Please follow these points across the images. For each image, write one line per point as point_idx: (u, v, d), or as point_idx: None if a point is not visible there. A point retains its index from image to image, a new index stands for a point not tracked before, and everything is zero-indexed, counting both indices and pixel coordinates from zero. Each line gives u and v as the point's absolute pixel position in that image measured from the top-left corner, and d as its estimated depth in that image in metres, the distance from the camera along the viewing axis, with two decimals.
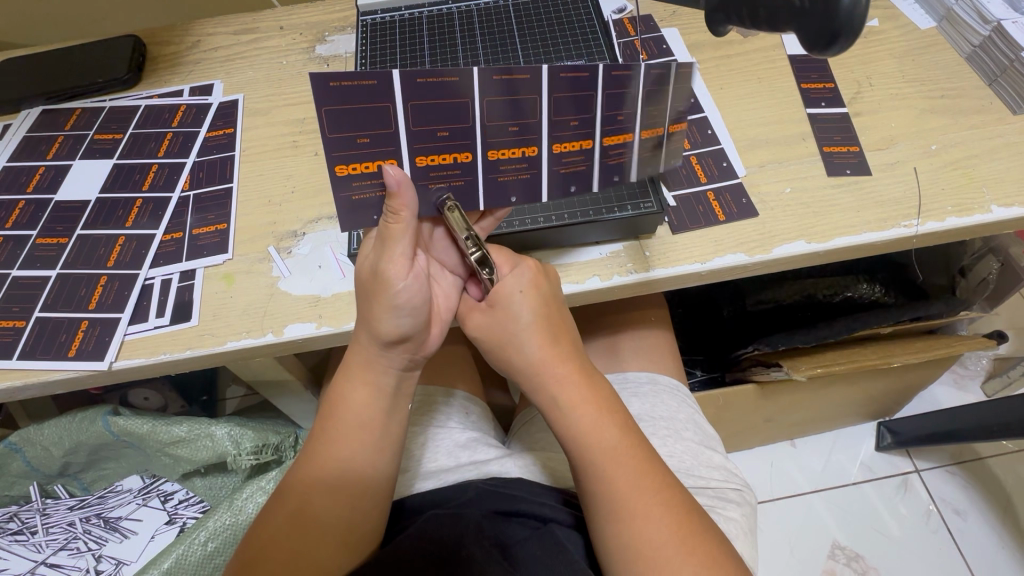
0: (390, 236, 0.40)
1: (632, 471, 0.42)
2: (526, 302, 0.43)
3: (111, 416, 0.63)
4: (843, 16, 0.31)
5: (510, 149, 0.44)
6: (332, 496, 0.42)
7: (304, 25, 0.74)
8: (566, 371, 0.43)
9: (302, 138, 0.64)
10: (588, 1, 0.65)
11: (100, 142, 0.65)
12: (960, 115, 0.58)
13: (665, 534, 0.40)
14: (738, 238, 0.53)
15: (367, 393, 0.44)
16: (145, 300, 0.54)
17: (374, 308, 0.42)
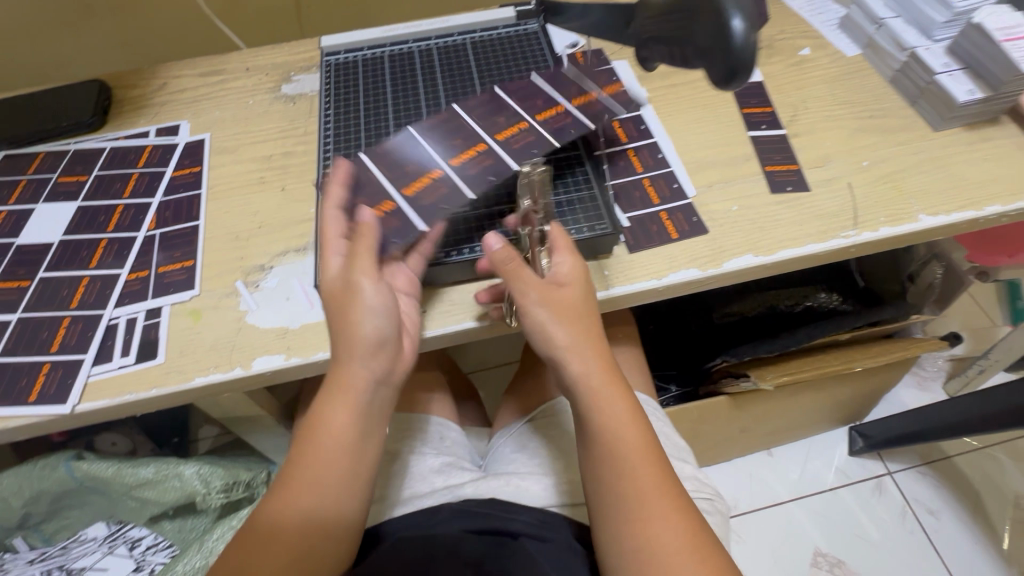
0: (356, 254, 0.46)
1: (644, 471, 0.44)
2: (570, 295, 0.47)
3: (75, 460, 0.61)
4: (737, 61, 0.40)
5: (466, 153, 0.54)
6: (305, 527, 0.42)
7: (269, 66, 0.77)
8: (595, 365, 0.45)
9: (270, 174, 0.65)
10: (540, 38, 0.68)
11: (63, 186, 0.65)
12: (887, 133, 0.63)
13: (673, 538, 0.41)
14: (693, 254, 0.56)
15: (343, 418, 0.44)
16: (109, 340, 0.54)
17: (348, 318, 0.45)
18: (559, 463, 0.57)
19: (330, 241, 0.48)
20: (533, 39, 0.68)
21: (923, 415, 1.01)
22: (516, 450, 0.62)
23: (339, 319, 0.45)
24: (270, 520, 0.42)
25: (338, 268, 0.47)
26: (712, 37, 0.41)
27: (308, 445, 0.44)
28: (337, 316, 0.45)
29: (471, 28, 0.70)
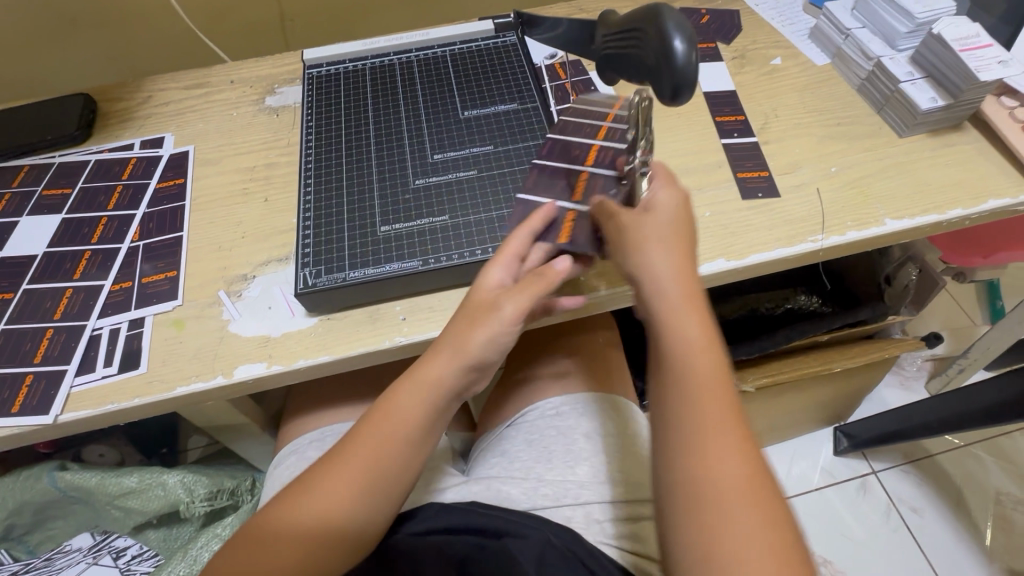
0: (523, 287, 0.45)
1: (716, 406, 0.39)
2: (667, 216, 0.46)
3: (58, 471, 0.61)
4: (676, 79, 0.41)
5: (590, 150, 0.57)
6: (346, 512, 0.44)
7: (254, 78, 0.78)
8: (679, 283, 0.43)
9: (253, 185, 0.66)
10: (519, 50, 0.70)
11: (48, 198, 0.66)
12: (854, 140, 0.65)
13: (738, 479, 0.37)
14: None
15: (409, 411, 0.46)
16: (92, 351, 0.54)
17: (471, 325, 0.45)
18: (538, 467, 0.58)
19: (506, 266, 0.47)
20: (512, 51, 0.70)
21: (904, 414, 1.03)
22: (498, 455, 0.63)
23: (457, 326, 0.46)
24: (306, 490, 0.44)
25: (501, 279, 0.47)
26: (656, 58, 0.42)
27: (370, 427, 0.46)
28: (459, 317, 0.47)
29: (451, 40, 0.71)
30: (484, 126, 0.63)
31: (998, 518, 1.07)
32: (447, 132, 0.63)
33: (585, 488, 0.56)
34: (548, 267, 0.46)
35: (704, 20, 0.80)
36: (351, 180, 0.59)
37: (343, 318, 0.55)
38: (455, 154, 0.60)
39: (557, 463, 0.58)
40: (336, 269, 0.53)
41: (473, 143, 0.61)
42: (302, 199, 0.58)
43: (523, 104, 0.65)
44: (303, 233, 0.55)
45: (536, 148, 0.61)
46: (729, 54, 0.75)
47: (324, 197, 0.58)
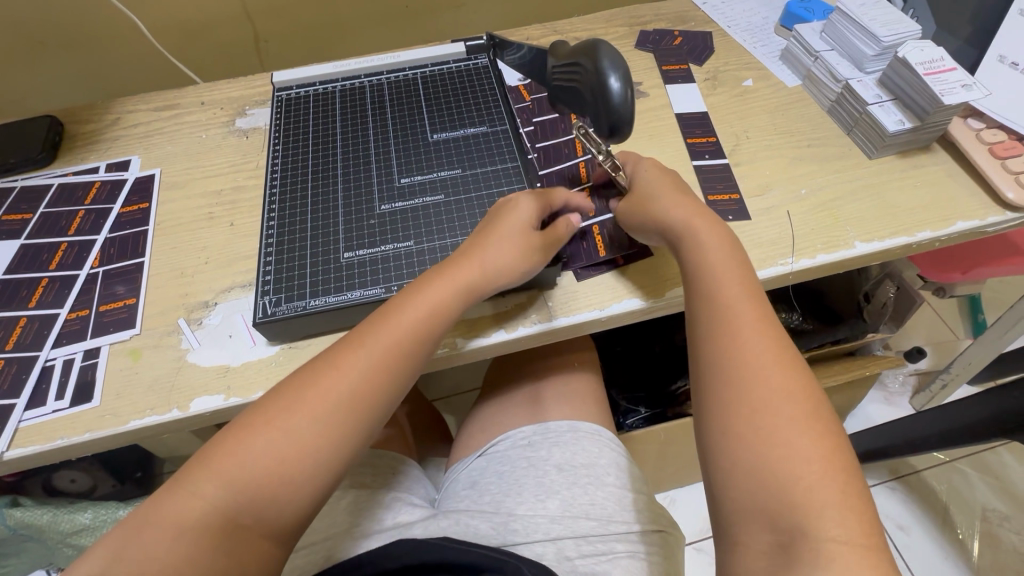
0: (546, 235, 0.52)
1: (739, 298, 0.46)
2: (663, 176, 0.55)
3: (9, 508, 0.59)
4: (614, 111, 0.50)
5: (578, 170, 0.64)
6: (370, 387, 0.45)
7: (225, 99, 0.77)
8: (696, 212, 0.51)
9: (219, 210, 0.65)
10: (490, 72, 0.70)
11: (7, 224, 0.65)
12: (825, 161, 0.65)
13: (767, 357, 0.42)
14: (637, 279, 0.57)
15: (435, 303, 0.48)
16: (44, 383, 0.52)
17: (502, 246, 0.50)
18: (508, 502, 0.57)
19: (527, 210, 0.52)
20: (483, 73, 0.70)
21: (887, 431, 1.02)
22: (468, 487, 0.61)
23: (493, 234, 0.51)
24: (322, 377, 0.44)
25: (533, 212, 0.53)
26: (598, 95, 0.51)
27: (389, 318, 0.47)
28: (489, 237, 0.51)
29: (422, 62, 0.71)
30: (453, 150, 0.62)
31: (984, 534, 1.06)
32: (416, 155, 0.62)
33: (555, 523, 0.54)
34: (557, 231, 0.54)
35: (676, 42, 0.80)
36: (316, 205, 0.58)
37: (305, 346, 0.53)
38: (423, 178, 0.60)
39: (527, 496, 0.57)
40: (297, 297, 0.52)
41: (442, 166, 0.61)
42: (265, 225, 0.57)
43: (493, 127, 0.64)
44: (265, 260, 0.54)
45: (505, 171, 0.60)
46: (701, 76, 0.76)
47: (288, 223, 0.57)
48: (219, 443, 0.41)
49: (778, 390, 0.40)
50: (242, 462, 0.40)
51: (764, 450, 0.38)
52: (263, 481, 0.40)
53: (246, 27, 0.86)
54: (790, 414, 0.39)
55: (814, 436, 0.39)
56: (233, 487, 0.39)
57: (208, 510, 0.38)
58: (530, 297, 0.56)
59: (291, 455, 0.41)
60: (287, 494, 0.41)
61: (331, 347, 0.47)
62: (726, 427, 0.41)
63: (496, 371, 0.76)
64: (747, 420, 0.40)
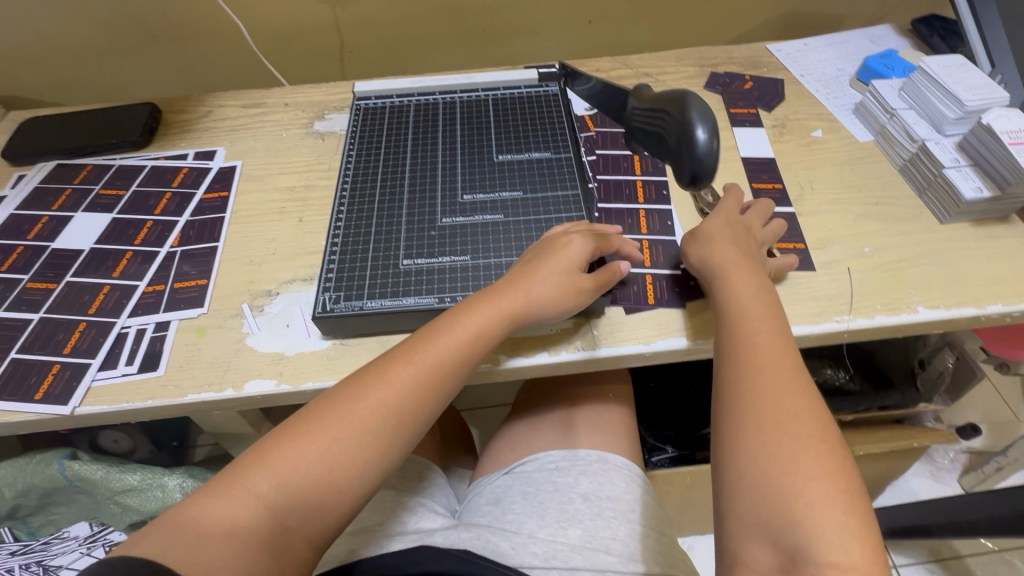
0: (596, 276, 0.52)
1: (768, 347, 0.45)
2: (721, 222, 0.57)
3: (68, 460, 0.63)
4: (699, 163, 0.51)
5: (639, 214, 0.65)
6: (413, 403, 0.46)
7: (307, 103, 0.83)
8: (732, 257, 0.53)
9: (290, 205, 0.69)
10: (559, 100, 0.72)
11: (103, 197, 0.70)
12: (892, 221, 0.64)
13: (799, 411, 0.41)
14: (692, 324, 0.56)
15: (480, 326, 0.49)
16: (117, 348, 0.57)
17: (553, 282, 0.51)
18: (530, 524, 0.57)
19: (580, 249, 0.52)
20: (552, 101, 0.72)
21: (932, 508, 0.96)
22: (491, 503, 0.62)
23: (541, 267, 0.51)
24: (370, 388, 0.46)
25: (584, 252, 0.53)
26: (683, 144, 0.53)
27: (435, 337, 0.48)
28: (539, 268, 0.51)
29: (495, 85, 0.74)
30: (516, 172, 0.64)
31: None
32: (480, 173, 0.64)
33: (574, 553, 0.54)
34: (605, 273, 0.53)
35: (747, 86, 0.80)
36: (380, 211, 0.61)
37: (356, 344, 0.55)
38: (485, 197, 0.62)
39: (549, 521, 0.57)
40: (355, 296, 0.54)
41: (503, 187, 0.63)
42: (332, 226, 0.59)
43: (557, 154, 0.66)
44: (329, 258, 0.57)
45: (565, 198, 0.61)
46: (769, 122, 0.75)
47: (353, 226, 0.60)
48: (273, 443, 0.43)
49: (798, 444, 0.40)
50: (294, 464, 0.42)
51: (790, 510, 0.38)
52: (311, 482, 0.42)
53: (333, 37, 0.91)
54: (817, 475, 0.38)
55: (837, 498, 0.38)
56: (287, 486, 0.42)
57: (261, 509, 0.40)
58: (576, 323, 0.57)
59: (336, 460, 0.43)
60: (331, 496, 0.43)
61: (381, 359, 0.48)
62: (748, 481, 0.40)
63: (528, 392, 0.77)
64: (773, 475, 0.39)
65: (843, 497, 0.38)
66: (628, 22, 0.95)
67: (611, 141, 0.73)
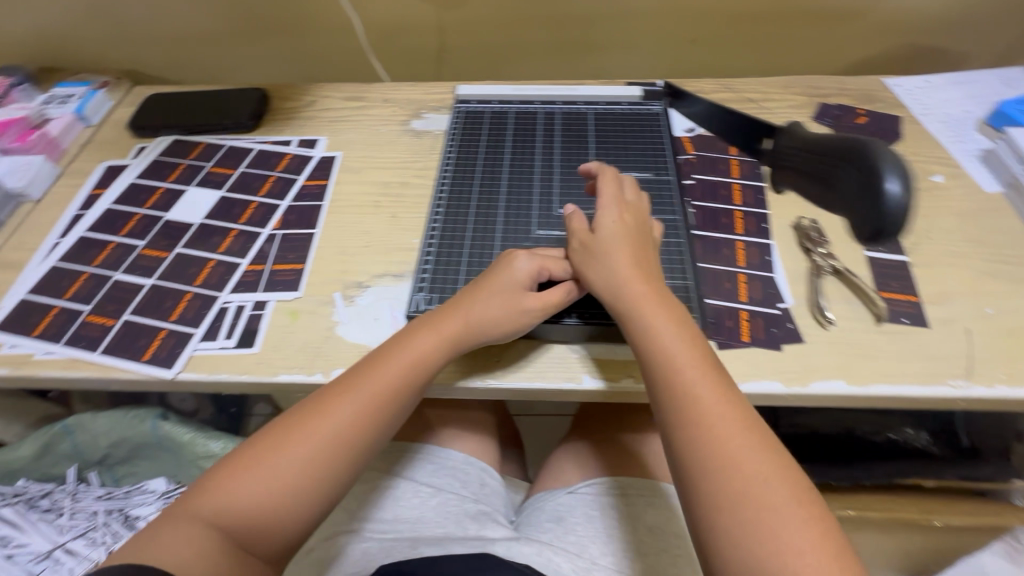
0: (540, 295, 0.52)
1: (713, 398, 0.45)
2: (615, 232, 0.53)
3: (160, 420, 0.68)
4: (886, 220, 0.48)
5: (738, 247, 0.63)
6: (362, 414, 0.48)
7: (406, 101, 0.85)
8: (638, 280, 0.50)
9: (385, 200, 0.71)
10: (662, 121, 0.71)
11: (214, 175, 0.74)
12: (1020, 283, 0.58)
13: (761, 458, 0.42)
14: (606, 366, 0.54)
15: (426, 347, 0.51)
16: (218, 321, 0.60)
17: (501, 304, 0.51)
18: (593, 549, 0.56)
19: (525, 274, 0.53)
20: (655, 121, 0.71)
21: None
22: (552, 521, 0.61)
23: (482, 291, 0.52)
24: (316, 417, 0.48)
25: (528, 275, 0.53)
26: (866, 195, 0.49)
27: (373, 367, 0.50)
28: (481, 292, 0.52)
29: (597, 100, 0.73)
30: None
31: None
32: (577, 188, 0.64)
33: None
34: (550, 294, 0.52)
35: (859, 121, 0.76)
36: (477, 218, 0.61)
37: None
38: (581, 213, 0.61)
39: (613, 549, 0.56)
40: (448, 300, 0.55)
41: None
42: (429, 228, 0.60)
43: (657, 176, 0.65)
44: (424, 258, 0.58)
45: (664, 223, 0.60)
46: None
47: (449, 229, 0.60)
48: (212, 483, 0.45)
49: (771, 501, 0.40)
50: (249, 495, 0.45)
51: (778, 575, 0.38)
52: (273, 506, 0.45)
53: (434, 38, 0.92)
54: (795, 530, 0.39)
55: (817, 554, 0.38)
56: (254, 496, 0.45)
57: (228, 519, 0.44)
58: None
59: (294, 482, 0.46)
60: (292, 516, 0.46)
61: (319, 393, 0.50)
62: (730, 544, 0.40)
63: (589, 411, 0.75)
64: (750, 533, 0.39)
65: (817, 544, 0.39)
66: (731, 44, 0.92)
67: (711, 167, 0.70)
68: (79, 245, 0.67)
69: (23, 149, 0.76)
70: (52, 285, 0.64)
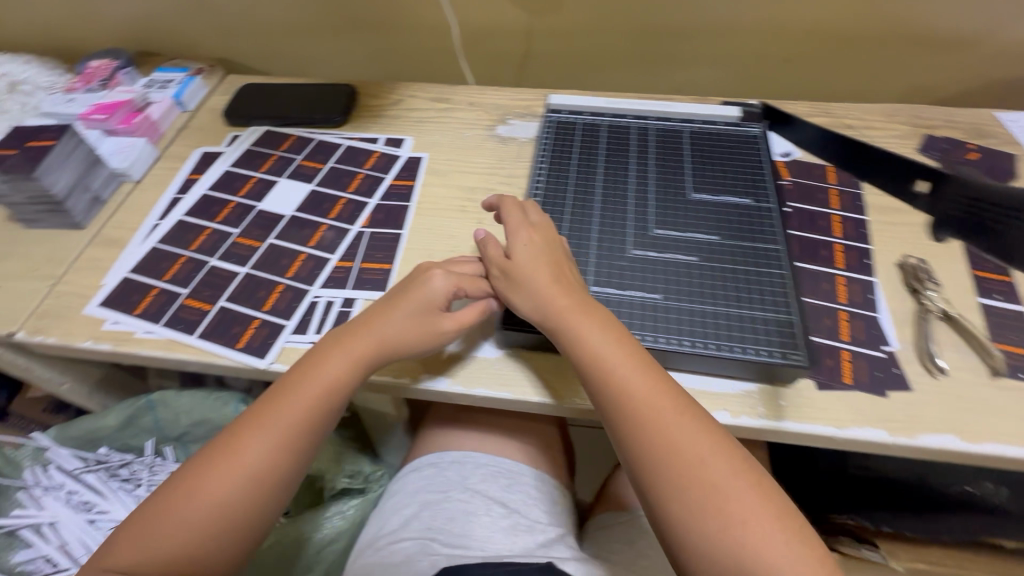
0: (455, 317, 0.54)
1: (649, 398, 0.47)
2: (528, 253, 0.54)
3: (241, 404, 0.71)
4: None
5: (838, 282, 0.60)
6: (309, 395, 0.51)
7: (491, 105, 0.84)
8: (559, 293, 0.52)
9: (471, 205, 0.71)
10: (761, 144, 0.68)
11: (304, 168, 0.76)
12: None
13: (700, 439, 0.46)
14: (549, 380, 0.55)
15: (354, 345, 0.53)
16: (309, 315, 0.61)
17: (418, 327, 0.54)
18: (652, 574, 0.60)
19: (435, 297, 0.55)
20: (753, 144, 0.68)
21: None
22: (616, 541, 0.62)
23: (394, 311, 0.54)
24: (244, 438, 0.50)
25: (440, 295, 0.55)
26: None
27: (288, 392, 0.52)
28: (395, 312, 0.54)
29: (692, 117, 0.71)
30: (713, 214, 0.61)
31: None
32: (673, 209, 0.62)
33: None
34: (465, 316, 0.55)
35: (970, 156, 0.72)
36: (570, 232, 0.61)
37: (530, 362, 0.57)
38: (678, 234, 0.59)
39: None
40: None
41: (699, 228, 0.60)
42: None
43: (757, 202, 0.62)
44: None
45: (765, 252, 0.58)
46: None
47: None
48: (153, 518, 0.47)
49: (724, 479, 0.44)
50: (196, 521, 0.47)
51: (738, 547, 0.42)
52: (230, 514, 0.48)
53: (521, 43, 0.92)
54: (747, 501, 0.43)
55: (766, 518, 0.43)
56: (228, 484, 0.48)
57: (209, 511, 0.48)
58: (761, 386, 0.53)
59: (250, 485, 0.49)
60: (267, 490, 0.50)
61: (234, 425, 0.51)
62: (692, 530, 0.43)
63: None
64: (711, 516, 0.43)
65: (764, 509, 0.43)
66: (828, 66, 0.89)
67: (808, 196, 0.68)
68: (176, 229, 0.70)
69: (126, 130, 0.79)
70: (151, 265, 0.66)
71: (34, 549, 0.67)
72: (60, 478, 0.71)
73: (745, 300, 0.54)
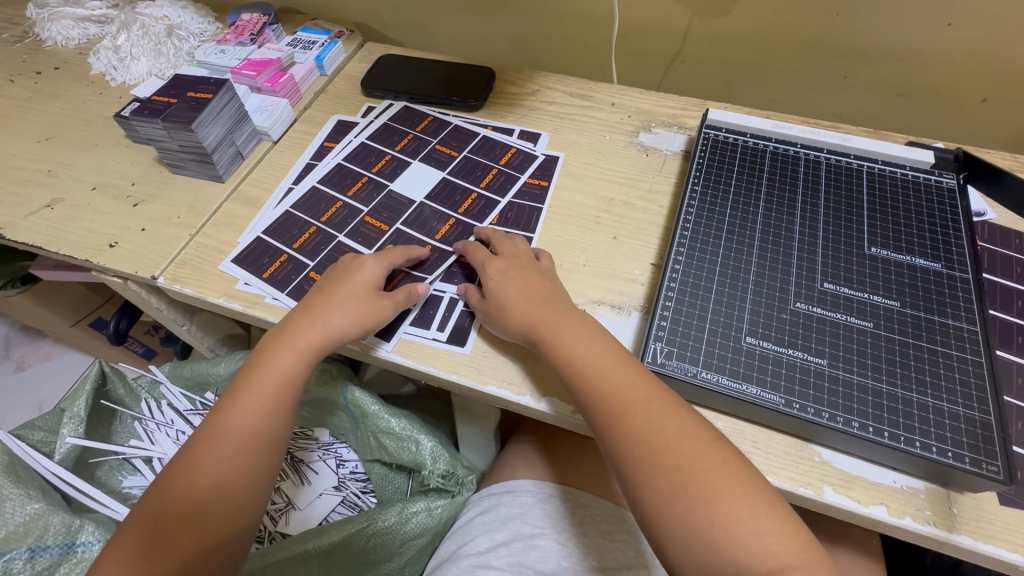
0: (387, 298, 0.56)
1: (614, 385, 0.47)
2: (495, 273, 0.57)
3: (350, 386, 0.66)
4: None
5: None
6: (285, 357, 0.54)
7: (634, 109, 0.79)
8: (526, 306, 0.53)
9: (606, 217, 0.66)
10: (957, 200, 0.59)
11: (438, 153, 0.74)
12: None
13: (660, 419, 0.45)
14: None
15: (317, 308, 0.55)
16: (432, 309, 0.59)
17: (357, 307, 0.55)
18: None
19: (373, 280, 0.57)
20: (947, 200, 0.59)
21: None
22: None
23: (337, 294, 0.55)
24: (224, 419, 0.51)
25: (374, 276, 0.57)
26: None
27: (261, 368, 0.53)
28: (337, 294, 0.55)
29: (874, 157, 0.63)
30: (892, 275, 0.54)
31: None
32: (844, 262, 0.55)
33: None
34: (394, 297, 0.56)
35: None
36: (724, 269, 0.55)
37: None
38: (851, 294, 0.53)
39: None
40: (689, 360, 0.50)
41: (876, 290, 0.53)
42: (670, 267, 0.55)
43: (948, 270, 0.54)
44: (664, 304, 0.53)
45: (956, 331, 0.50)
46: None
47: (691, 275, 0.55)
48: (154, 501, 0.49)
49: (689, 455, 0.43)
50: (198, 491, 0.49)
51: (704, 517, 0.41)
52: (229, 491, 0.50)
53: (673, 42, 0.85)
54: (715, 476, 0.42)
55: (731, 487, 0.42)
56: (223, 455, 0.50)
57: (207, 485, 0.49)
58: (931, 485, 0.46)
59: (244, 452, 0.50)
60: (262, 452, 0.51)
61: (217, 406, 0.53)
62: (658, 507, 0.42)
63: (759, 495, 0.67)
64: (678, 494, 0.42)
65: (734, 482, 0.42)
66: None
67: (1009, 270, 0.58)
68: (309, 196, 0.70)
69: (271, 90, 0.80)
70: (283, 231, 0.66)
71: (140, 476, 0.73)
72: (171, 416, 0.76)
73: (930, 387, 0.47)
